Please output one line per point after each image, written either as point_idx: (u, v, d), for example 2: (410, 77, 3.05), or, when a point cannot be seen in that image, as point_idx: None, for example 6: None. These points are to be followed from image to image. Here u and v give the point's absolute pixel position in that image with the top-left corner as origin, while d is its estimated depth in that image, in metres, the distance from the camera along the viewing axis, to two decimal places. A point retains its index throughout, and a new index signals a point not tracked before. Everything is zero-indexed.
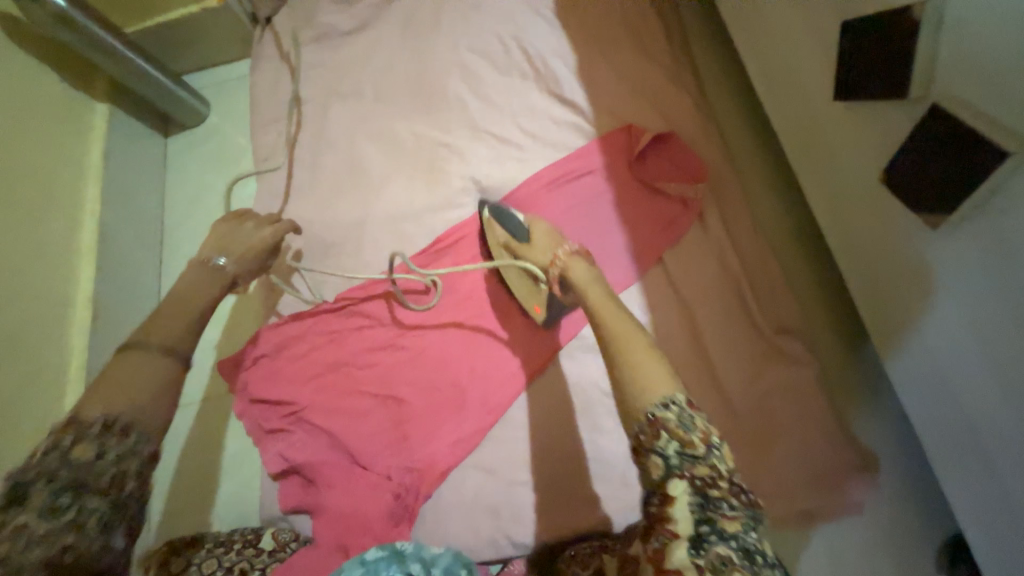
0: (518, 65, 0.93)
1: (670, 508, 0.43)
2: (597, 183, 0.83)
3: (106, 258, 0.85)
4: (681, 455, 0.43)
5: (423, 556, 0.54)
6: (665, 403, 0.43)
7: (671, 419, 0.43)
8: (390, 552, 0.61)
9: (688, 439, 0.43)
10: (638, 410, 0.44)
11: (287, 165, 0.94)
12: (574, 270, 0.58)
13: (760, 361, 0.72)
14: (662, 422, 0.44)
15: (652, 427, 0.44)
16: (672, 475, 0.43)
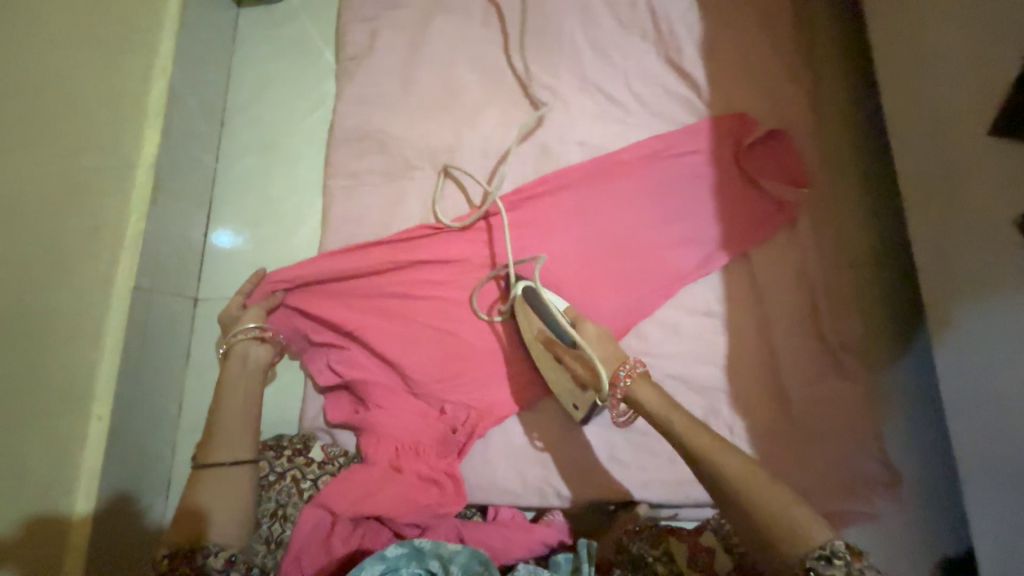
0: (642, 21, 0.88)
1: (811, 573, 0.45)
2: (697, 166, 0.82)
3: (172, 124, 0.78)
4: (780, 537, 0.47)
5: (441, 553, 0.55)
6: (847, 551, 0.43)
7: (760, 500, 0.48)
8: (398, 546, 0.55)
9: (787, 523, 0.47)
10: (814, 545, 0.45)
11: (376, 69, 0.88)
12: (641, 392, 0.61)
13: (822, 371, 0.74)
14: (837, 546, 0.44)
15: (828, 550, 0.44)
16: (828, 568, 0.44)
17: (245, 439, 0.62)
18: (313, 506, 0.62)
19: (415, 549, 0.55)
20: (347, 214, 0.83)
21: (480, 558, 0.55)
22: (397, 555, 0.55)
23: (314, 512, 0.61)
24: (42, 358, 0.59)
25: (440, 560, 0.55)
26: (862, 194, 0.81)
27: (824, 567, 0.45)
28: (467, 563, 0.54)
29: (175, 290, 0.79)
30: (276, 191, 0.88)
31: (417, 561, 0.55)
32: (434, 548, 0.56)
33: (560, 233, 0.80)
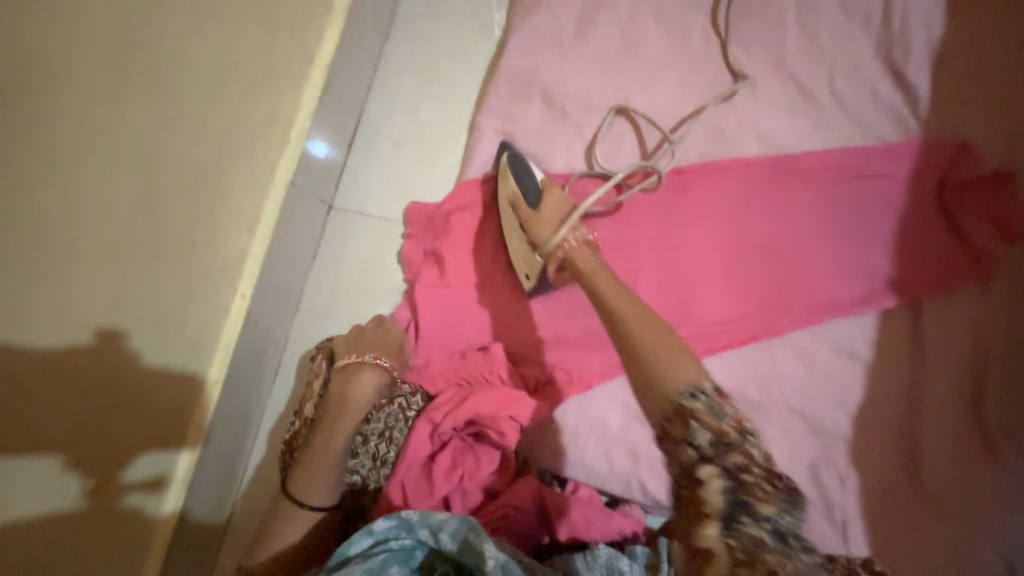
0: (870, 9, 0.76)
1: (701, 490, 0.42)
2: (889, 192, 0.72)
3: (349, 25, 0.77)
4: (713, 444, 0.43)
5: (429, 523, 0.54)
6: (693, 391, 0.45)
7: (698, 406, 0.44)
8: (385, 520, 0.55)
9: (716, 428, 0.43)
10: (670, 392, 0.45)
11: (556, 6, 0.81)
12: (577, 256, 0.59)
13: (968, 451, 0.66)
14: (689, 411, 0.44)
15: (682, 415, 0.44)
16: (703, 460, 0.43)
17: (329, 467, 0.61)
18: (421, 421, 0.66)
19: (402, 521, 0.54)
20: (491, 156, 0.80)
21: (468, 526, 0.53)
22: (386, 528, 0.54)
23: (419, 426, 0.66)
24: (210, 226, 0.62)
25: (430, 531, 0.54)
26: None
27: (706, 476, 0.43)
28: (456, 530, 0.53)
29: (317, 193, 0.81)
30: (425, 116, 0.86)
31: (407, 532, 0.55)
32: (422, 518, 0.55)
33: (712, 229, 0.73)
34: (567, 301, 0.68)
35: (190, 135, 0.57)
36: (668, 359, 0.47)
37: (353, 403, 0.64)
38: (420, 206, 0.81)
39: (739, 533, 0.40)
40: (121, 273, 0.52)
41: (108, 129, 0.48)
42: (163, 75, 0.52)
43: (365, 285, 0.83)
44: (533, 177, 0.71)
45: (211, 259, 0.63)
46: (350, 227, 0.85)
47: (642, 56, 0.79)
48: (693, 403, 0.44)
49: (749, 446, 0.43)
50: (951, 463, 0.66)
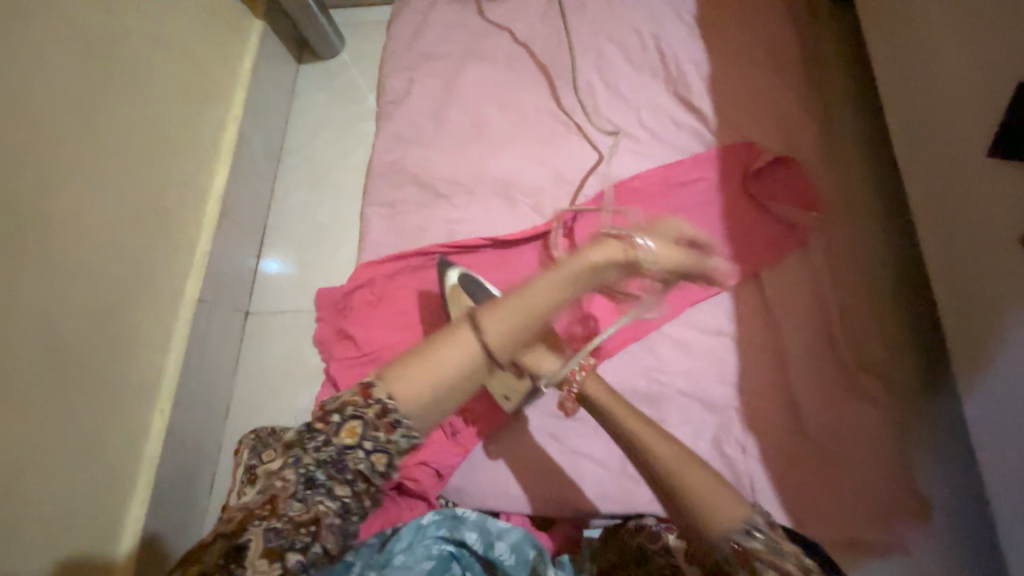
0: (652, 61, 0.96)
1: None
2: (707, 193, 0.86)
3: (240, 161, 0.92)
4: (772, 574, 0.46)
5: (484, 528, 0.67)
6: (749, 529, 0.49)
7: (758, 545, 0.48)
8: (435, 514, 0.67)
9: (753, 546, 0.48)
10: (724, 532, 0.49)
11: (412, 111, 0.99)
12: (593, 388, 0.62)
13: (837, 390, 0.74)
14: (748, 550, 0.48)
15: (741, 555, 0.48)
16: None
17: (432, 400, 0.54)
18: None
19: (453, 517, 0.67)
20: (380, 239, 0.92)
21: (525, 535, 0.66)
22: (435, 520, 0.66)
23: None
24: (116, 353, 0.69)
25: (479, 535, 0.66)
26: (876, 221, 0.82)
27: None
28: (512, 542, 0.65)
29: (232, 304, 0.89)
30: (322, 217, 0.99)
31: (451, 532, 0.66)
32: (476, 521, 0.67)
33: (578, 256, 0.86)
34: (532, 358, 0.64)
35: (86, 282, 0.66)
36: (712, 499, 0.50)
37: (449, 362, 0.55)
38: (326, 293, 0.88)
39: None
40: (25, 416, 0.58)
41: (7, 293, 0.56)
42: (57, 240, 0.62)
43: (288, 377, 0.89)
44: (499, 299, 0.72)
45: (120, 384, 0.70)
46: (268, 327, 0.93)
47: (489, 133, 0.96)
48: (752, 542, 0.48)
49: (751, 541, 0.48)
50: (827, 404, 0.73)
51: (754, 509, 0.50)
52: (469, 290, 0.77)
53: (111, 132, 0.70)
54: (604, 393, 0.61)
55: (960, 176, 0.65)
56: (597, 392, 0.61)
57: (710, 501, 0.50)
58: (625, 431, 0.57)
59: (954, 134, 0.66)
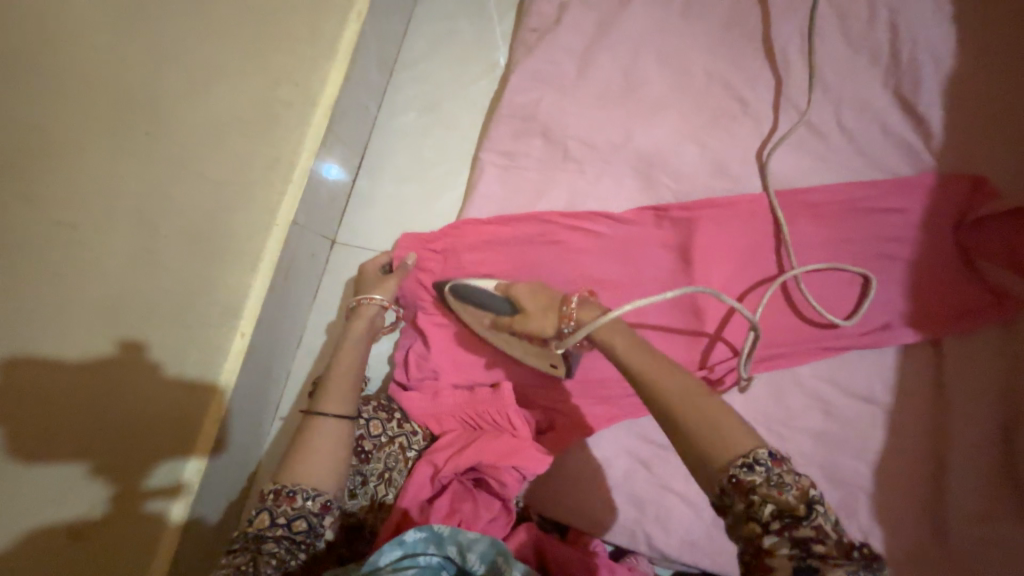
0: (875, 43, 0.74)
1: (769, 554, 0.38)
2: (904, 228, 0.69)
3: (354, 67, 0.79)
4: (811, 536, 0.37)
5: (459, 540, 0.53)
6: (748, 461, 0.39)
7: (758, 478, 0.38)
8: (416, 531, 0.52)
9: (785, 499, 0.38)
10: (720, 465, 0.40)
11: (555, 45, 0.82)
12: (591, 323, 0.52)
13: (1002, 508, 0.61)
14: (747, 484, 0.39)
15: (738, 487, 0.39)
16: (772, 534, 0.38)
17: (331, 464, 0.57)
18: (422, 463, 0.65)
19: (433, 534, 0.53)
20: (491, 195, 0.81)
21: (500, 550, 0.51)
22: (416, 540, 0.52)
23: (419, 471, 0.64)
24: (209, 270, 0.65)
25: (458, 548, 0.53)
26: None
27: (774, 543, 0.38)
28: (486, 552, 0.51)
29: (321, 229, 0.82)
30: (429, 151, 0.87)
31: (435, 547, 0.53)
32: (452, 534, 0.53)
33: (718, 267, 0.72)
34: (524, 325, 0.58)
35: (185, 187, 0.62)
36: (712, 430, 0.41)
37: (319, 449, 0.57)
38: (410, 238, 0.81)
39: None
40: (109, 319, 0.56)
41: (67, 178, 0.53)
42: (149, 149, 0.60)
43: None
44: (483, 294, 0.67)
45: (211, 302, 0.65)
46: (353, 263, 0.85)
47: (643, 93, 0.79)
48: (752, 476, 0.39)
49: (750, 475, 0.39)
50: (984, 518, 0.61)
51: (763, 441, 0.40)
52: (465, 299, 0.70)
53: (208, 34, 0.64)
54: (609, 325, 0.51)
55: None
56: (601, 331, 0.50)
57: (703, 422, 0.42)
58: (628, 364, 0.48)
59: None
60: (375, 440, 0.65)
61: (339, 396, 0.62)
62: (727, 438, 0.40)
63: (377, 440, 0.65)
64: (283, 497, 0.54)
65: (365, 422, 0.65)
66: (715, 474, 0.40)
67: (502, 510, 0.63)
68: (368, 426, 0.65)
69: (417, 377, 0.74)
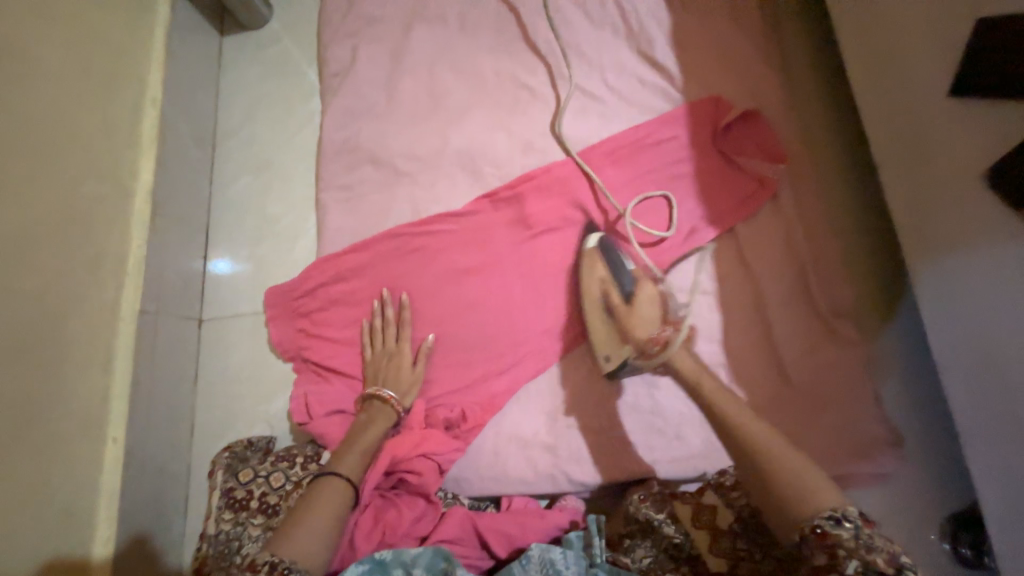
0: (613, 17, 0.91)
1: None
2: (679, 150, 0.84)
3: (167, 149, 0.81)
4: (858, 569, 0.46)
5: (403, 560, 0.55)
6: (839, 519, 0.48)
7: (845, 535, 0.48)
8: (357, 565, 0.53)
9: (873, 559, 0.46)
10: (809, 517, 0.49)
11: (359, 83, 0.90)
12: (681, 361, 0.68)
13: (814, 338, 0.76)
14: (834, 538, 0.48)
15: (822, 538, 0.48)
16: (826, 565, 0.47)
17: (331, 528, 0.57)
18: None
19: (377, 561, 0.54)
20: (341, 228, 0.85)
21: (446, 554, 0.55)
22: (361, 573, 0.53)
23: None
24: (50, 382, 0.60)
25: (404, 568, 0.55)
26: (824, 161, 0.84)
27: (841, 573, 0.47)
28: (432, 561, 0.55)
29: (180, 311, 0.80)
30: (273, 208, 0.90)
31: (379, 574, 0.54)
32: (397, 556, 0.55)
33: (552, 226, 0.82)
34: (631, 327, 0.70)
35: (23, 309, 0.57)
36: (805, 488, 0.52)
37: (322, 512, 0.57)
38: (278, 291, 0.82)
39: None
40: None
41: None
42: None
43: (255, 385, 0.82)
44: (626, 265, 0.75)
45: (55, 417, 0.60)
46: (226, 334, 0.84)
47: (447, 103, 0.89)
48: (840, 532, 0.48)
49: (840, 531, 0.48)
50: (806, 350, 0.76)
51: (846, 501, 0.50)
52: (603, 253, 0.77)
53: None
54: (696, 371, 0.67)
55: (913, 105, 0.67)
56: (684, 364, 0.68)
57: (808, 481, 0.52)
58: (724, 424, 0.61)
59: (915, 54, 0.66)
60: (279, 491, 0.66)
61: (355, 459, 0.65)
62: (820, 495, 0.51)
63: (281, 491, 0.66)
64: (275, 574, 0.50)
65: (264, 479, 0.67)
66: (797, 525, 0.50)
67: (427, 506, 0.66)
68: (268, 481, 0.66)
69: (320, 413, 0.75)
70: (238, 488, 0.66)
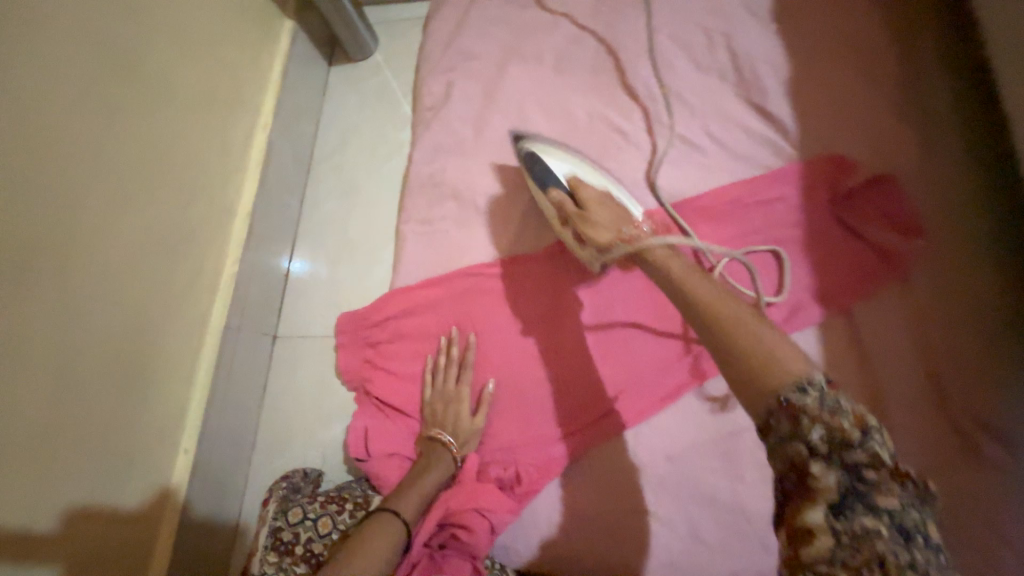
0: (720, 63, 0.85)
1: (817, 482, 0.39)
2: (787, 212, 0.76)
3: (268, 172, 0.85)
4: (829, 440, 0.39)
5: None
6: (803, 386, 0.40)
7: (812, 402, 0.40)
8: None
9: (848, 438, 0.39)
10: (773, 389, 0.41)
11: (450, 119, 0.91)
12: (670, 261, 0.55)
13: (943, 451, 0.64)
14: (800, 408, 0.40)
15: (790, 411, 0.40)
16: (819, 459, 0.39)
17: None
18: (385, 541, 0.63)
19: None
20: (418, 262, 0.85)
21: None
22: None
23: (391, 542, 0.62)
24: (136, 391, 0.63)
25: None
26: (978, 240, 0.70)
27: (819, 470, 0.39)
28: None
29: (259, 327, 0.84)
30: (354, 232, 0.92)
31: None
32: None
33: (633, 282, 0.76)
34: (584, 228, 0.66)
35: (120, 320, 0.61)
36: (766, 345, 0.44)
37: (376, 553, 0.55)
38: (349, 318, 0.83)
39: (848, 519, 0.38)
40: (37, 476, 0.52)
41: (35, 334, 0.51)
42: (72, 268, 0.55)
43: (316, 407, 0.83)
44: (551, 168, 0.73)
45: (136, 425, 0.63)
46: (297, 352, 0.86)
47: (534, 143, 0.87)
48: (808, 401, 0.40)
49: (805, 399, 0.40)
50: (934, 465, 0.63)
51: (816, 368, 0.42)
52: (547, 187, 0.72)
53: (132, 146, 0.62)
54: (685, 268, 0.54)
55: None
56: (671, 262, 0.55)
57: (770, 341, 0.44)
58: (709, 312, 0.48)
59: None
60: (325, 539, 0.64)
61: (415, 501, 0.63)
62: (781, 365, 0.42)
63: (326, 539, 0.63)
64: None
65: (312, 522, 0.65)
66: (763, 395, 0.42)
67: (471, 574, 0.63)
68: (315, 526, 0.64)
69: (375, 450, 0.73)
70: (284, 529, 0.65)
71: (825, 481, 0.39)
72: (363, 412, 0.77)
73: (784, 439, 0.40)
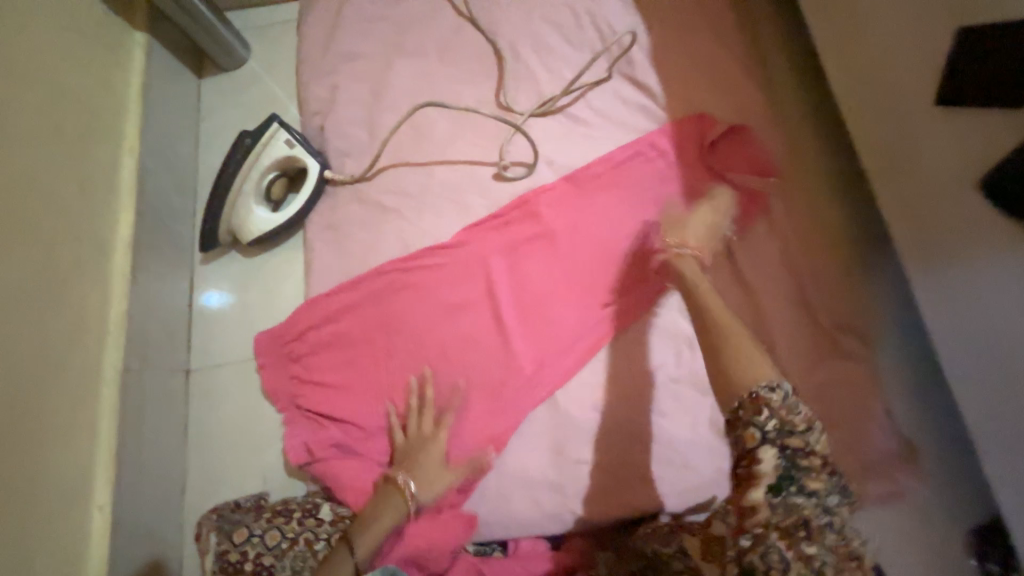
0: (591, 39, 0.91)
1: (757, 466, 0.49)
2: (666, 170, 0.83)
3: (146, 199, 0.79)
4: (779, 429, 0.49)
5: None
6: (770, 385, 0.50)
7: (774, 399, 0.49)
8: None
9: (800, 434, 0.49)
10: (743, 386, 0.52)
11: (342, 121, 0.89)
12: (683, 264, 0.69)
13: (819, 354, 0.74)
14: (764, 399, 0.50)
15: (755, 402, 0.50)
16: (766, 442, 0.49)
17: None
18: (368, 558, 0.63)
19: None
20: (330, 269, 0.83)
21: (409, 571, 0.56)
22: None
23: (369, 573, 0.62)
24: (27, 460, 0.56)
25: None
26: (811, 173, 0.83)
27: (764, 453, 0.49)
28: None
29: (167, 366, 0.78)
30: (259, 251, 0.88)
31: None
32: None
33: (539, 256, 0.81)
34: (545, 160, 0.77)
35: None
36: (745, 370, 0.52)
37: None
38: (268, 346, 0.80)
39: (782, 510, 0.48)
40: None
41: None
42: None
43: (246, 436, 0.79)
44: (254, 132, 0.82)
45: (30, 502, 0.56)
46: (216, 384, 0.82)
47: (430, 135, 0.88)
48: (770, 396, 0.50)
49: (771, 395, 0.50)
50: (815, 366, 0.74)
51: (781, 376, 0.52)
52: (263, 149, 0.82)
53: None
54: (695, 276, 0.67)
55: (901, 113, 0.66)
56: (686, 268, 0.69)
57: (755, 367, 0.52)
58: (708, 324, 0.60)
59: (896, 64, 0.66)
60: (275, 550, 0.63)
61: (372, 542, 0.61)
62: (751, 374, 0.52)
63: (277, 550, 0.63)
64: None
65: (259, 538, 0.64)
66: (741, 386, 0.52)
67: None
68: (263, 540, 0.63)
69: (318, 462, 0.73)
70: (231, 552, 0.63)
71: (751, 430, 0.49)
72: (296, 427, 0.76)
73: (769, 445, 0.49)
